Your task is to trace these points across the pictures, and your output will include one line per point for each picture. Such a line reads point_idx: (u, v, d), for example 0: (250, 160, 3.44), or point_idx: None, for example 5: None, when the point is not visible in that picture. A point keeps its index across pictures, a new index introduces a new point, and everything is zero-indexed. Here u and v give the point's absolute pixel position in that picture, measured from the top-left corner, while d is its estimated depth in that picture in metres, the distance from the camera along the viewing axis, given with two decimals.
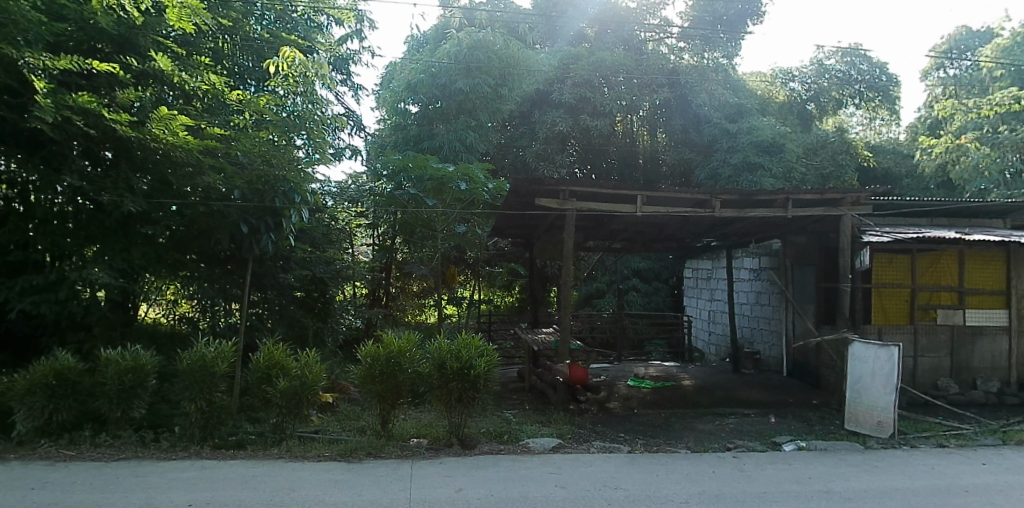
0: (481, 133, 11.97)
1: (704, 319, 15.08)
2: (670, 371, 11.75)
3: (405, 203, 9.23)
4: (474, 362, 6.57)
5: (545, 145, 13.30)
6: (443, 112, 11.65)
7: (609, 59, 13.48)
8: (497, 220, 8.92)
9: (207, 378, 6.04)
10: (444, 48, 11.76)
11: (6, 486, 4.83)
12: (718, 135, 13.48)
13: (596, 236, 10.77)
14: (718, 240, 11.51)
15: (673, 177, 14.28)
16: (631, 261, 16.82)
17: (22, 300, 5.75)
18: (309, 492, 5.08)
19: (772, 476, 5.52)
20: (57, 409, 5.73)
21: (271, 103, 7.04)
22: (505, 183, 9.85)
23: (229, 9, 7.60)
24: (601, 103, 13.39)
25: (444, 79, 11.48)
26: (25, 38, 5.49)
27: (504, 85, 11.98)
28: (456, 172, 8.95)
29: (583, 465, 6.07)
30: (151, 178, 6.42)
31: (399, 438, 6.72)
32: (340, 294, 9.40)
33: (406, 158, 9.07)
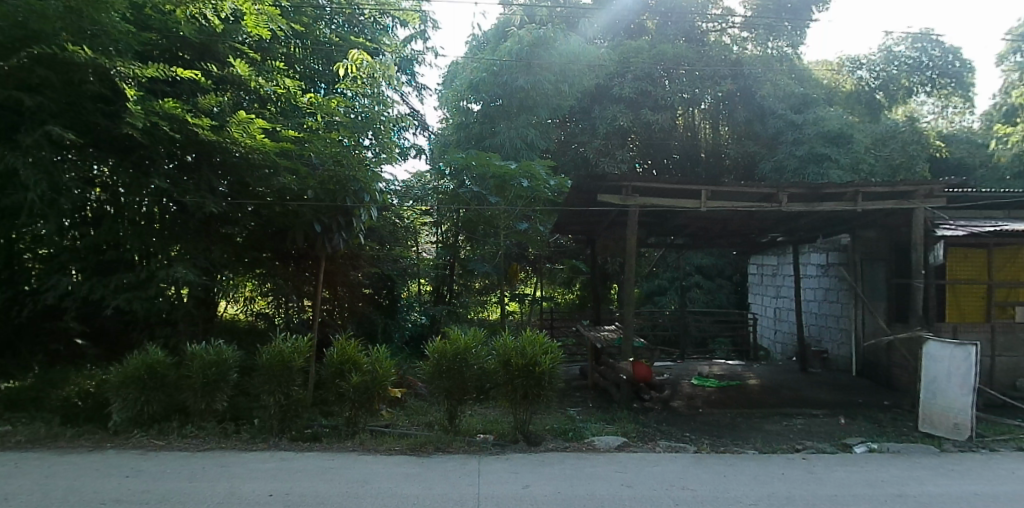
0: (542, 130, 11.88)
1: (769, 317, 14.64)
2: (734, 370, 11.38)
3: (468, 201, 9.01)
4: (540, 358, 6.64)
5: (605, 141, 13.12)
6: (504, 109, 11.57)
7: (671, 51, 13.12)
8: (561, 217, 8.74)
9: (286, 372, 6.29)
10: (506, 45, 11.87)
11: (104, 474, 5.21)
12: (783, 127, 12.93)
13: (658, 232, 10.53)
14: (785, 235, 11.11)
15: (736, 171, 13.89)
16: (693, 258, 16.35)
17: (116, 297, 6.04)
18: (383, 485, 5.22)
19: (845, 478, 5.33)
20: (148, 401, 6.05)
21: (345, 104, 7.03)
22: (567, 178, 9.28)
23: (301, 14, 7.80)
24: (663, 96, 13.03)
25: (506, 77, 11.45)
26: (117, 48, 5.94)
27: (565, 81, 11.86)
28: (518, 169, 8.70)
29: (650, 465, 6.02)
30: (231, 180, 6.63)
31: (466, 433, 6.81)
32: (406, 291, 9.38)
33: (469, 156, 8.96)
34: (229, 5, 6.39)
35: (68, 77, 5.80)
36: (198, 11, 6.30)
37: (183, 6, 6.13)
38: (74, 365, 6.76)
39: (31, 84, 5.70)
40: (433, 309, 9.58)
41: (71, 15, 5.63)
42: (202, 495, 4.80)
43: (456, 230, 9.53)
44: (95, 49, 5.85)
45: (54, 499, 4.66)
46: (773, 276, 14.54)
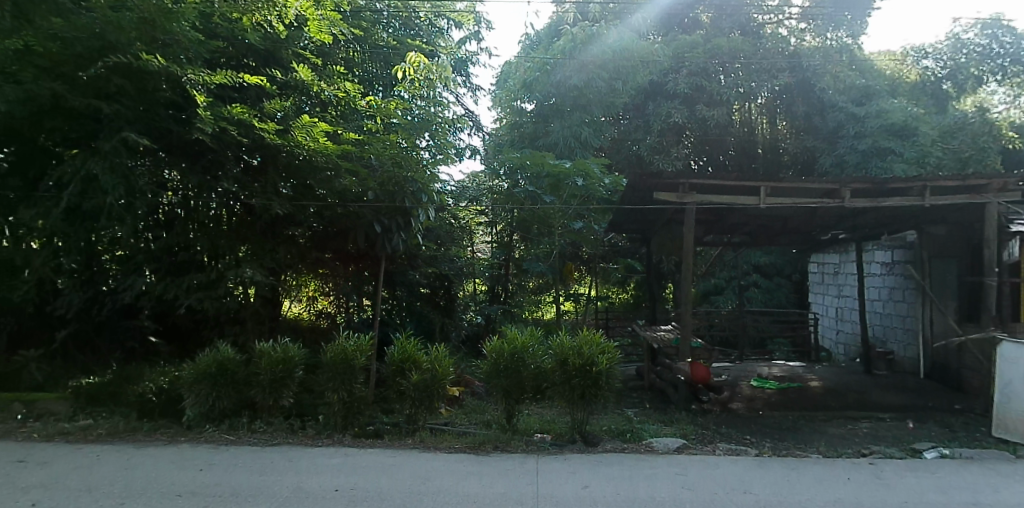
0: (596, 129, 11.68)
1: (832, 317, 14.17)
2: (796, 372, 11.02)
3: (523, 200, 9.00)
4: (597, 358, 6.59)
5: (660, 137, 12.72)
6: (558, 108, 11.60)
7: (727, 45, 12.65)
8: (617, 216, 8.68)
9: (349, 369, 6.42)
10: (558, 44, 11.82)
11: (179, 466, 5.43)
12: (844, 120, 12.47)
13: (716, 230, 10.23)
14: (847, 232, 10.69)
15: (795, 165, 13.48)
16: (752, 257, 15.90)
17: (189, 297, 6.23)
18: (444, 482, 5.27)
19: (915, 484, 5.07)
20: (220, 397, 6.23)
21: (403, 106, 7.13)
22: (623, 176, 8.92)
23: (361, 19, 8.01)
24: (719, 91, 12.55)
25: (561, 75, 11.41)
26: (188, 56, 6.17)
27: (621, 79, 11.52)
28: (574, 168, 8.51)
29: (710, 467, 5.89)
30: (294, 182, 6.75)
31: (524, 432, 6.81)
32: (462, 291, 9.28)
33: (523, 155, 8.83)
34: (293, 11, 6.56)
35: (142, 84, 6.05)
36: (263, 18, 6.52)
37: (249, 13, 6.39)
38: (148, 361, 7.06)
39: (107, 93, 6.00)
40: (489, 307, 9.43)
41: (144, 25, 5.90)
42: (271, 489, 4.93)
43: (511, 230, 9.57)
44: (167, 57, 6.08)
45: (134, 490, 4.88)
46: (835, 274, 14.03)
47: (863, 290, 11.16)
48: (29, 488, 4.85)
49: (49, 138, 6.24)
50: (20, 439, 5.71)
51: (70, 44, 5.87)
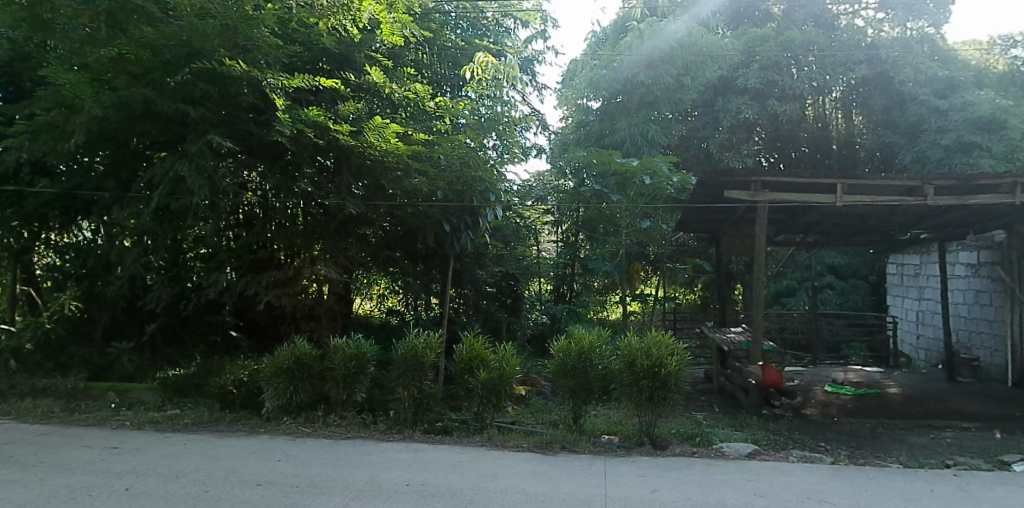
0: (663, 126, 11.22)
1: (912, 321, 13.49)
2: (872, 378, 10.54)
3: (589, 199, 8.88)
4: (666, 360, 6.40)
5: (729, 134, 12.12)
6: (624, 106, 11.13)
7: (800, 37, 11.92)
8: (685, 215, 8.49)
9: (419, 367, 6.49)
10: (625, 40, 11.19)
11: (259, 456, 5.63)
12: (926, 114, 11.51)
13: (789, 230, 9.86)
14: (927, 231, 10.15)
15: (872, 163, 12.72)
16: (825, 257, 15.29)
17: (268, 293, 6.45)
18: (511, 480, 5.27)
19: (1005, 498, 4.55)
20: (296, 390, 6.40)
21: (470, 106, 7.23)
22: (693, 175, 8.63)
23: (431, 21, 8.08)
24: (791, 86, 11.86)
25: (627, 72, 10.87)
26: (267, 61, 6.33)
27: (689, 74, 10.80)
28: (640, 166, 8.36)
29: (784, 474, 5.59)
30: (367, 182, 6.85)
31: (590, 433, 6.74)
32: (527, 290, 9.05)
33: (590, 154, 8.76)
34: (367, 15, 6.60)
35: (225, 89, 6.26)
36: (338, 22, 6.62)
37: (325, 18, 6.44)
38: (229, 355, 7.33)
39: (194, 98, 6.23)
40: (555, 307, 9.40)
41: (227, 32, 6.03)
42: (343, 483, 5.00)
43: (577, 229, 9.47)
44: (248, 63, 6.23)
45: (218, 479, 5.07)
46: (915, 276, 13.32)
47: (946, 292, 10.56)
48: (123, 473, 5.13)
49: (140, 141, 6.50)
50: (114, 426, 6.03)
51: (160, 51, 6.10)
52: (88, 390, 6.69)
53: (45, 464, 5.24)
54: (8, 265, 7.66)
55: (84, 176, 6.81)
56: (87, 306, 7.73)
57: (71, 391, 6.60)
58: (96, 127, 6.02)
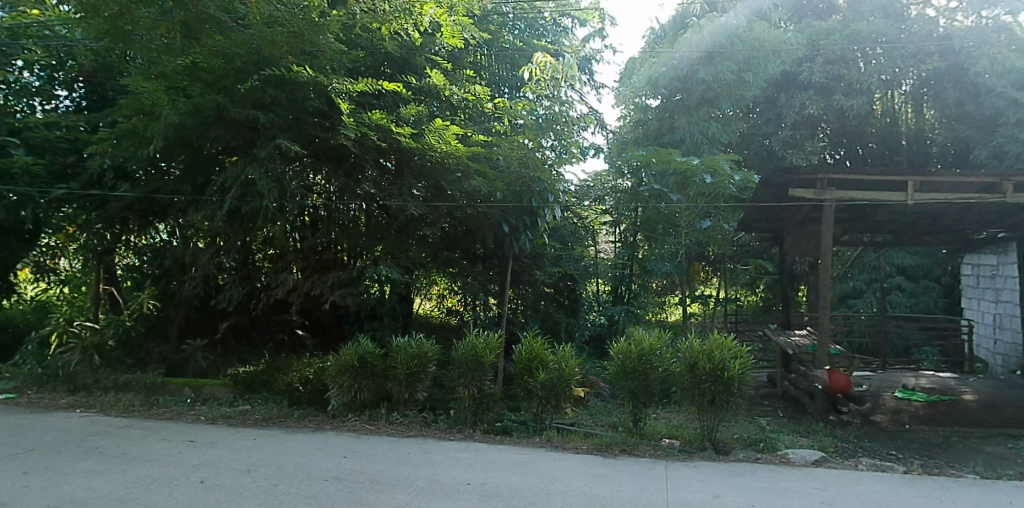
0: (725, 124, 10.77)
1: (988, 324, 12.84)
2: (945, 384, 10.04)
3: (648, 200, 8.75)
4: (729, 363, 6.22)
5: (793, 132, 11.57)
6: (684, 105, 10.73)
7: (868, 29, 11.04)
8: (748, 215, 8.24)
9: (479, 367, 6.51)
10: (687, 37, 10.99)
11: (326, 452, 5.76)
12: (1004, 106, 10.23)
13: (857, 229, 9.50)
14: (1007, 230, 9.66)
15: (947, 160, 11.77)
16: (895, 257, 14.69)
17: (333, 293, 6.70)
18: (572, 483, 5.18)
19: None
20: (360, 389, 6.54)
21: (528, 107, 7.36)
22: (755, 173, 8.64)
23: (489, 23, 8.19)
24: (859, 79, 11.07)
25: (687, 69, 10.54)
26: (332, 66, 6.46)
27: (751, 69, 10.30)
28: (701, 165, 8.24)
29: (854, 483, 5.19)
30: (427, 184, 6.91)
31: (651, 437, 6.61)
32: (586, 290, 9.11)
33: (649, 153, 8.61)
34: (427, 19, 6.69)
35: (293, 95, 6.41)
36: (400, 27, 6.71)
37: (388, 23, 6.59)
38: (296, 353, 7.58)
39: (263, 104, 6.41)
40: (614, 308, 9.08)
41: (294, 39, 6.07)
42: (406, 482, 5.02)
43: (636, 229, 9.28)
44: (313, 68, 6.38)
45: (288, 473, 5.20)
46: (992, 276, 12.66)
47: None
48: (199, 466, 5.33)
49: (213, 146, 6.72)
50: (190, 420, 6.27)
51: (230, 59, 6.18)
52: (165, 385, 6.98)
53: (127, 455, 5.50)
54: (93, 264, 8.07)
55: (161, 181, 7.15)
56: (163, 305, 8.15)
57: (150, 385, 6.91)
58: (173, 133, 6.28)
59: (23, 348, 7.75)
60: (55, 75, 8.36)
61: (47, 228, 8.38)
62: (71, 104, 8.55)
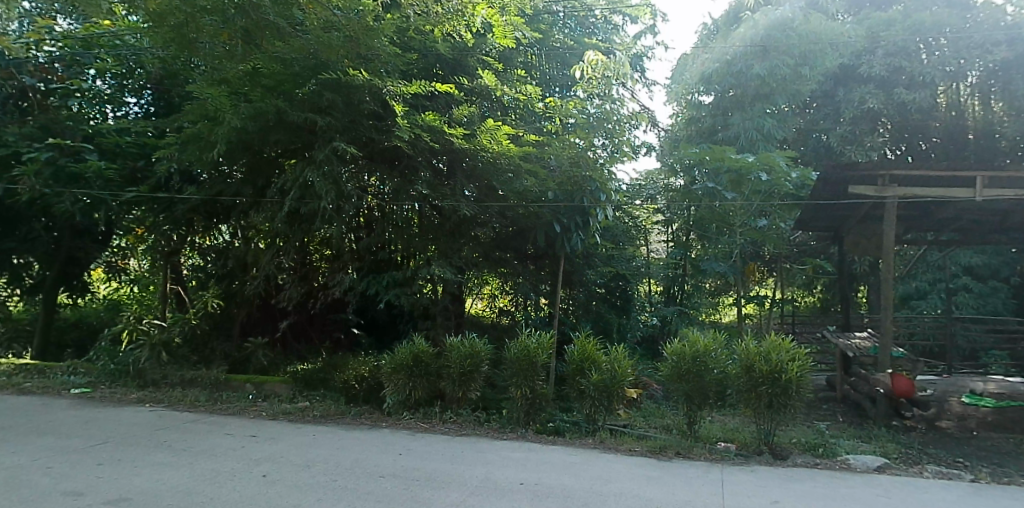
0: (781, 120, 10.49)
1: None
2: (1016, 389, 9.50)
3: (700, 198, 8.63)
4: (787, 366, 6.02)
5: (852, 126, 11.02)
6: (739, 100, 10.43)
7: (931, 19, 10.62)
8: (805, 212, 8.06)
9: (531, 367, 6.52)
10: (740, 32, 10.86)
11: (383, 449, 5.81)
12: None
13: (921, 227, 9.12)
14: None
15: (1018, 155, 11.18)
16: (961, 256, 13.96)
17: (388, 292, 6.91)
18: (625, 485, 5.01)
19: None
20: (415, 387, 6.63)
21: (579, 105, 7.31)
22: (813, 170, 8.45)
23: (540, 22, 8.33)
24: (923, 72, 10.54)
25: (741, 64, 10.22)
26: (386, 69, 6.56)
27: (807, 64, 10.07)
28: (757, 162, 7.99)
29: (919, 490, 4.87)
30: (479, 184, 6.98)
31: (706, 440, 6.42)
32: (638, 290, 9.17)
33: (702, 150, 8.47)
34: (479, 20, 6.77)
35: (349, 98, 6.51)
36: (453, 29, 6.78)
37: (440, 25, 6.67)
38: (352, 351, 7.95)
39: (321, 107, 6.53)
40: (666, 310, 9.20)
41: (350, 43, 6.09)
42: (461, 480, 4.98)
43: (688, 228, 9.38)
44: (369, 72, 6.46)
45: (345, 469, 5.25)
46: None
47: None
48: (261, 460, 5.44)
49: (273, 149, 6.89)
50: (251, 416, 6.43)
51: (289, 65, 6.40)
52: (229, 381, 7.28)
53: (194, 449, 5.66)
54: (161, 265, 8.62)
55: (223, 184, 7.39)
56: (226, 303, 8.38)
57: (215, 382, 7.19)
58: (235, 137, 6.45)
59: (98, 343, 8.18)
60: (124, 83, 9.00)
61: (121, 229, 8.87)
62: (139, 110, 9.18)
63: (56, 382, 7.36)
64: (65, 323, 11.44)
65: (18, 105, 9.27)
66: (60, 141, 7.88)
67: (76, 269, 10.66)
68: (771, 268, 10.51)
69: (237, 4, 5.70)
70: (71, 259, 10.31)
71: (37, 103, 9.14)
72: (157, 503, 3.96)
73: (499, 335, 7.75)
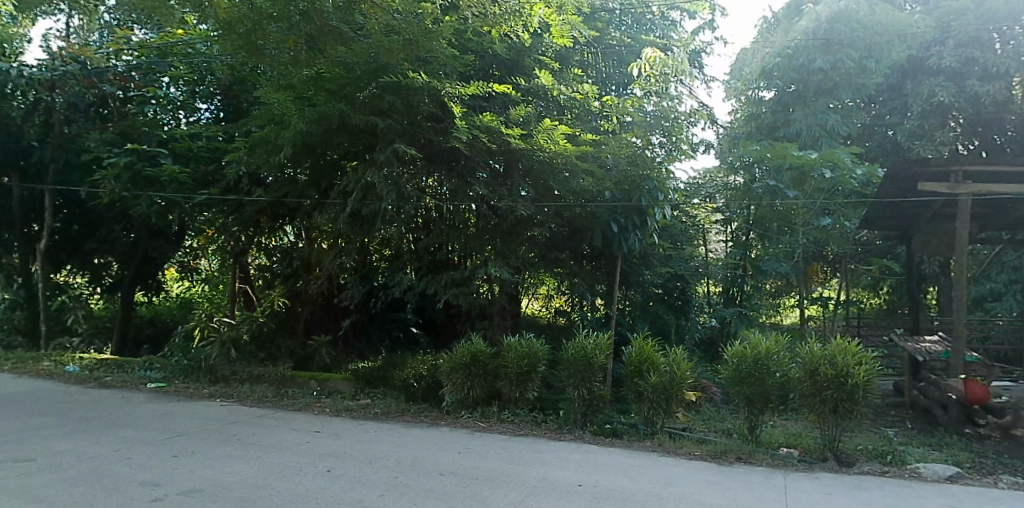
0: (844, 115, 10.20)
1: None
2: None
3: (761, 197, 8.67)
4: (854, 370, 5.66)
5: (922, 121, 10.47)
6: (800, 95, 10.18)
7: (1007, 7, 10.04)
8: (872, 210, 7.88)
9: (589, 367, 6.47)
10: (799, 25, 10.47)
11: (441, 447, 5.82)
12: None
13: (997, 226, 8.63)
14: None
15: None
16: None
17: (446, 292, 6.86)
18: (685, 489, 4.68)
19: None
20: (473, 386, 6.70)
21: (636, 104, 7.07)
22: (879, 166, 8.16)
23: (598, 20, 8.33)
24: (997, 63, 9.93)
25: (802, 59, 9.97)
26: (444, 71, 6.63)
27: (872, 57, 9.79)
28: (820, 158, 7.91)
29: (994, 503, 4.37)
30: (535, 184, 6.94)
31: (769, 445, 6.18)
32: (698, 291, 9.24)
33: (764, 147, 8.42)
34: (537, 20, 6.79)
35: (408, 100, 6.58)
36: (510, 29, 6.83)
37: (498, 26, 6.69)
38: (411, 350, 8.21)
39: (382, 110, 6.64)
40: (724, 310, 9.03)
41: (410, 46, 6.13)
42: (519, 479, 4.88)
43: (748, 227, 9.21)
44: (427, 74, 6.53)
45: (406, 466, 5.24)
46: None
47: None
48: (325, 456, 5.52)
49: (335, 152, 7.04)
50: (316, 412, 6.63)
51: (352, 68, 6.47)
52: (294, 377, 7.55)
53: (262, 443, 5.82)
54: (231, 264, 9.07)
55: (289, 186, 7.61)
56: (291, 303, 8.86)
57: (281, 378, 7.49)
58: (300, 140, 6.62)
59: (175, 338, 8.71)
60: (195, 89, 9.68)
61: (192, 230, 9.35)
62: (209, 115, 9.83)
63: (135, 377, 7.80)
64: (141, 320, 12.37)
65: (98, 113, 10.33)
66: (138, 147, 8.23)
67: (151, 269, 11.50)
68: (834, 269, 10.10)
69: (304, 10, 5.78)
70: (147, 258, 11.19)
71: (117, 110, 10.16)
72: (226, 495, 4.02)
73: (555, 336, 7.80)
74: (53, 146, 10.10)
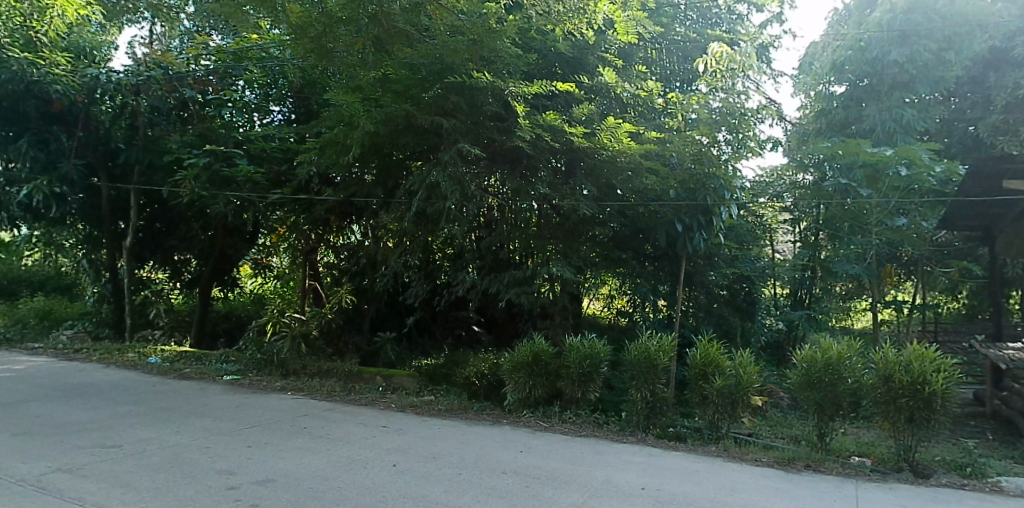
0: (922, 110, 9.73)
1: None
2: None
3: (833, 195, 8.31)
4: (932, 376, 5.29)
5: (1007, 115, 9.79)
6: (873, 90, 9.85)
7: None
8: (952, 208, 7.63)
9: (652, 369, 6.39)
10: (873, 16, 10.04)
11: (505, 446, 5.85)
12: None
13: None
14: None
15: None
16: None
17: (508, 291, 6.92)
18: (752, 497, 4.51)
19: None
20: (536, 385, 6.73)
21: (701, 99, 6.66)
22: (960, 163, 7.78)
23: (662, 16, 8.29)
24: None
25: (877, 51, 9.59)
26: (508, 70, 6.64)
27: (952, 49, 9.36)
28: (895, 155, 7.56)
29: None
30: (598, 184, 6.87)
31: (839, 454, 5.89)
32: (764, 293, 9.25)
33: (835, 145, 8.14)
34: (601, 17, 6.76)
35: (472, 100, 6.61)
36: (574, 27, 6.81)
37: (561, 24, 6.70)
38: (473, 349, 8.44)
39: (446, 110, 6.66)
40: (791, 314, 9.09)
41: (474, 46, 6.19)
42: (581, 481, 4.83)
43: (817, 228, 9.20)
44: (491, 73, 6.52)
45: (469, 464, 5.28)
46: None
47: None
48: (391, 450, 5.61)
49: (401, 152, 7.18)
50: (382, 407, 6.80)
51: (418, 69, 6.54)
52: (360, 373, 7.85)
53: (330, 435, 5.99)
54: (302, 262, 9.66)
55: (356, 186, 7.94)
56: (357, 299, 9.30)
57: (348, 372, 7.83)
58: (368, 141, 6.78)
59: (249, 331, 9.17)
60: (269, 94, 10.25)
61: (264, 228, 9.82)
62: (281, 117, 10.37)
63: (212, 369, 8.21)
64: (217, 314, 12.90)
65: (179, 116, 10.82)
66: (213, 148, 8.60)
67: (228, 265, 12.02)
68: (908, 272, 9.72)
69: (372, 13, 5.91)
70: (222, 258, 11.84)
71: (196, 113, 10.60)
72: (298, 487, 4.13)
73: (618, 336, 7.80)
74: (138, 148, 10.64)
